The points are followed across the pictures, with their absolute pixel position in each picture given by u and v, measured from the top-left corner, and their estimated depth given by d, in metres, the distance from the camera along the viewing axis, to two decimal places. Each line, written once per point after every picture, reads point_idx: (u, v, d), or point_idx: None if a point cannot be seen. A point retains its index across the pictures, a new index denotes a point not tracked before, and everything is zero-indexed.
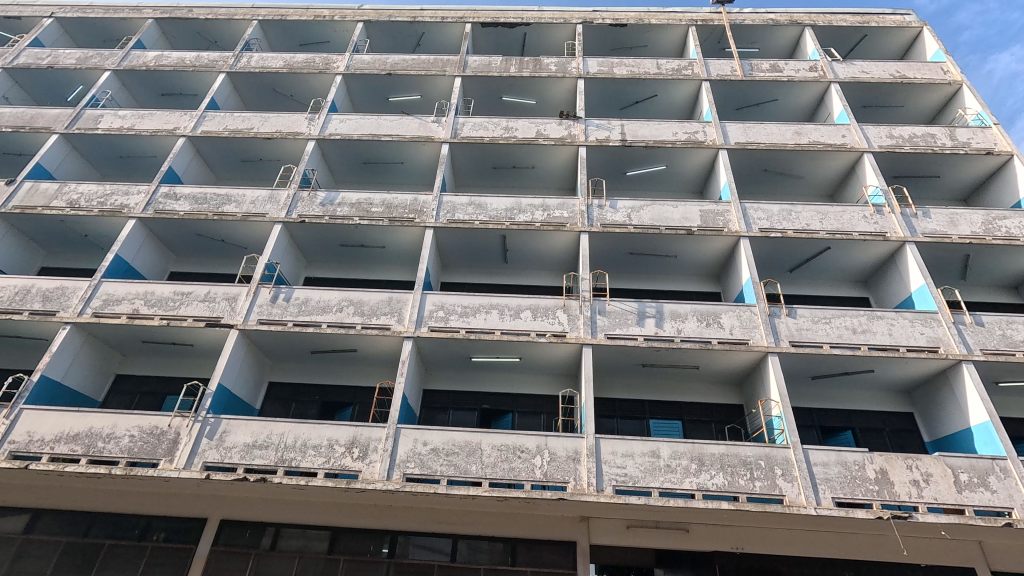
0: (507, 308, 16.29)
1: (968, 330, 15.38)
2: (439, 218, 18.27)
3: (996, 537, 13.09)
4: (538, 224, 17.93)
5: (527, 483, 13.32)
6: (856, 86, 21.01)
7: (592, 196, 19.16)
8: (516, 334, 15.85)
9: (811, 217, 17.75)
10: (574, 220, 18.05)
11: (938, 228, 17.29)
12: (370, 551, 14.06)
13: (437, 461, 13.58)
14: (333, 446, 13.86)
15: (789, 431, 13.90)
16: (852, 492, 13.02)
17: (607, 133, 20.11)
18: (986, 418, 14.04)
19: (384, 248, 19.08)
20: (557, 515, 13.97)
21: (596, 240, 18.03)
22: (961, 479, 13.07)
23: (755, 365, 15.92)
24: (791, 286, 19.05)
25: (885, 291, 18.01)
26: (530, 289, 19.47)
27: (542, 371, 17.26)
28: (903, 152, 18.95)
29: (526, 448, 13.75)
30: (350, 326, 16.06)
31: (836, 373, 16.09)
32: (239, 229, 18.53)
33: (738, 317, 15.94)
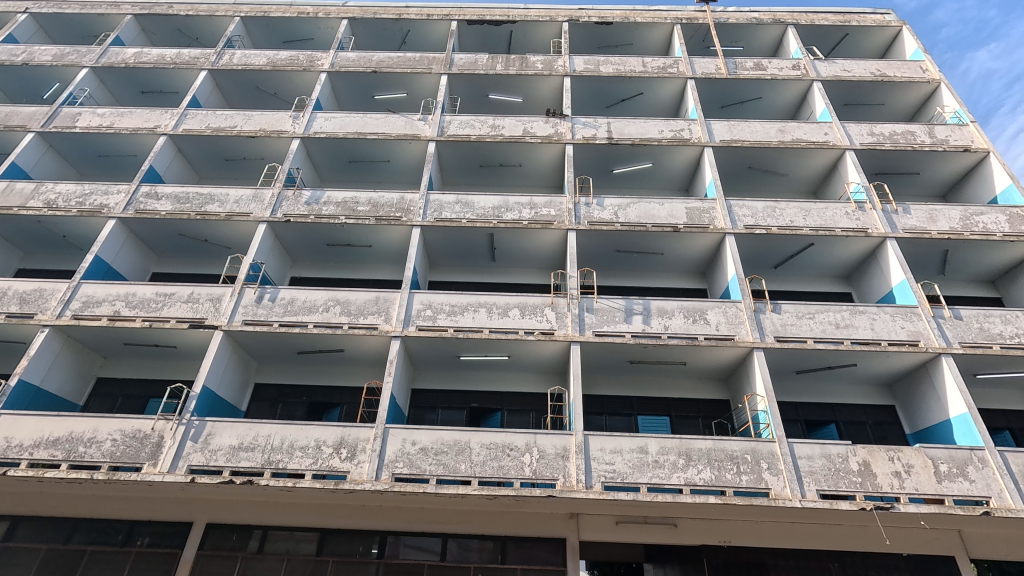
0: (318, 297, 11.14)
1: (903, 215, 11.86)
2: (282, 203, 12.54)
3: (998, 524, 8.82)
4: (369, 218, 12.27)
5: (312, 474, 9.10)
6: (816, 31, 15.95)
7: (492, 152, 13.89)
8: (330, 327, 10.84)
9: (761, 153, 13.28)
10: (413, 209, 12.46)
11: (924, 143, 13.06)
12: (234, 542, 9.55)
13: (221, 458, 9.23)
14: (118, 439, 9.39)
15: (772, 424, 9.35)
16: (837, 484, 8.71)
17: (474, 56, 15.37)
18: (971, 406, 9.36)
19: (232, 248, 13.18)
20: (456, 508, 9.39)
21: (444, 232, 12.34)
22: (939, 469, 8.79)
23: (739, 364, 10.84)
24: (777, 279, 12.83)
25: (864, 283, 12.28)
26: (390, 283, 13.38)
27: (369, 362, 11.87)
28: (890, 75, 14.45)
29: (326, 446, 9.28)
30: (156, 320, 10.85)
31: (818, 369, 10.94)
32: (124, 144, 14.07)
33: (723, 311, 10.72)
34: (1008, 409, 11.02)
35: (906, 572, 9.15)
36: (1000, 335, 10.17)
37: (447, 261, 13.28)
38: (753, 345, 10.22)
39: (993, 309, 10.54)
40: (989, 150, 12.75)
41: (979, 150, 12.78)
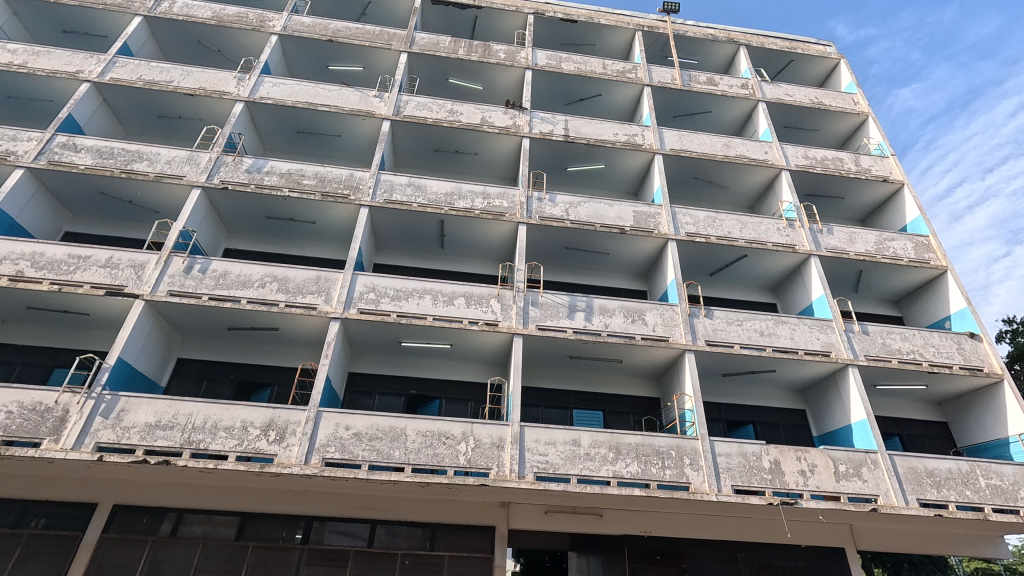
0: (254, 271, 10.60)
1: (826, 235, 12.82)
2: (220, 168, 11.79)
3: (882, 521, 9.78)
4: (314, 192, 11.77)
5: (235, 455, 8.66)
6: (765, 54, 16.81)
7: (448, 137, 13.65)
8: (265, 303, 10.33)
9: (707, 164, 13.87)
10: (362, 187, 12.07)
11: (850, 170, 14.12)
12: (144, 525, 8.98)
13: (133, 436, 8.60)
14: (14, 411, 8.53)
15: (697, 422, 9.87)
16: (749, 480, 9.36)
17: (437, 37, 15.03)
18: (869, 414, 10.30)
19: (160, 212, 12.24)
20: (388, 494, 9.27)
21: (392, 214, 12.04)
22: (839, 469, 9.61)
23: (672, 364, 11.35)
24: (712, 287, 13.53)
25: (787, 295, 13.19)
26: (333, 261, 12.94)
27: (305, 342, 11.44)
28: (825, 103, 15.50)
29: (254, 428, 8.88)
30: (67, 283, 9.93)
31: (742, 373, 11.67)
32: (39, 87, 12.69)
33: (660, 314, 11.18)
34: (899, 417, 12.22)
35: (803, 561, 9.98)
36: (898, 350, 11.23)
37: (394, 244, 12.99)
38: (685, 346, 10.73)
39: (894, 327, 11.62)
40: (903, 182, 14.00)
41: (895, 181, 14.00)
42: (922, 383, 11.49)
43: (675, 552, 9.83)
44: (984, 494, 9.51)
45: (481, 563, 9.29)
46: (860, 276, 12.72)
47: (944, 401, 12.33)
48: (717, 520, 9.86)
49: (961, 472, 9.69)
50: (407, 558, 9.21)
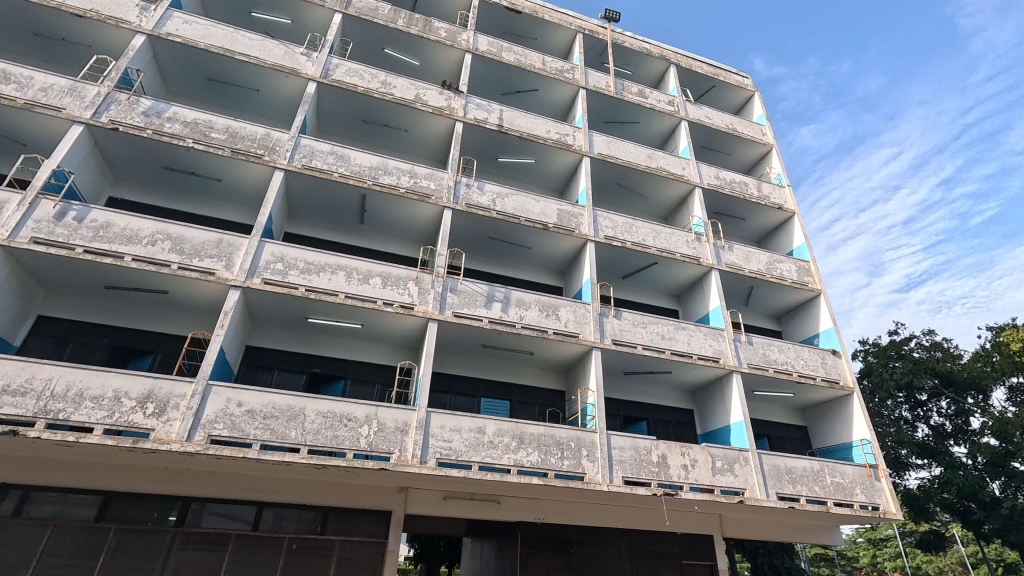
0: (143, 226, 9.50)
1: (727, 252, 13.96)
2: (110, 106, 10.39)
3: (746, 512, 10.90)
4: (222, 148, 10.77)
5: (103, 429, 7.74)
6: (691, 76, 17.87)
7: (379, 109, 13.08)
8: (153, 263, 9.31)
9: (630, 173, 14.52)
10: (278, 149, 11.25)
11: (752, 195, 15.45)
12: None
13: None
14: None
15: (597, 416, 10.36)
16: (638, 472, 10.00)
17: (375, 2, 14.29)
18: (746, 416, 11.40)
19: (28, 146, 10.56)
20: (280, 476, 8.80)
21: (309, 182, 11.32)
22: (716, 464, 10.55)
23: (579, 360, 11.80)
24: (623, 290, 14.25)
25: (688, 303, 14.23)
26: (238, 225, 11.96)
27: (197, 309, 10.47)
28: (738, 130, 16.82)
29: (128, 399, 8.00)
30: None
31: (641, 372, 12.42)
32: None
33: (573, 311, 11.57)
34: (769, 420, 13.67)
35: (677, 547, 10.87)
36: (775, 360, 12.52)
37: (309, 214, 12.26)
38: (593, 344, 11.18)
39: (774, 339, 12.93)
40: (794, 212, 15.58)
41: (788, 210, 15.55)
42: (791, 391, 12.92)
43: (565, 538, 10.31)
44: (829, 489, 10.87)
45: (373, 548, 9.13)
46: (751, 293, 14.01)
47: (807, 408, 13.97)
48: (606, 508, 10.45)
49: (813, 470, 11.00)
50: (295, 543, 8.82)
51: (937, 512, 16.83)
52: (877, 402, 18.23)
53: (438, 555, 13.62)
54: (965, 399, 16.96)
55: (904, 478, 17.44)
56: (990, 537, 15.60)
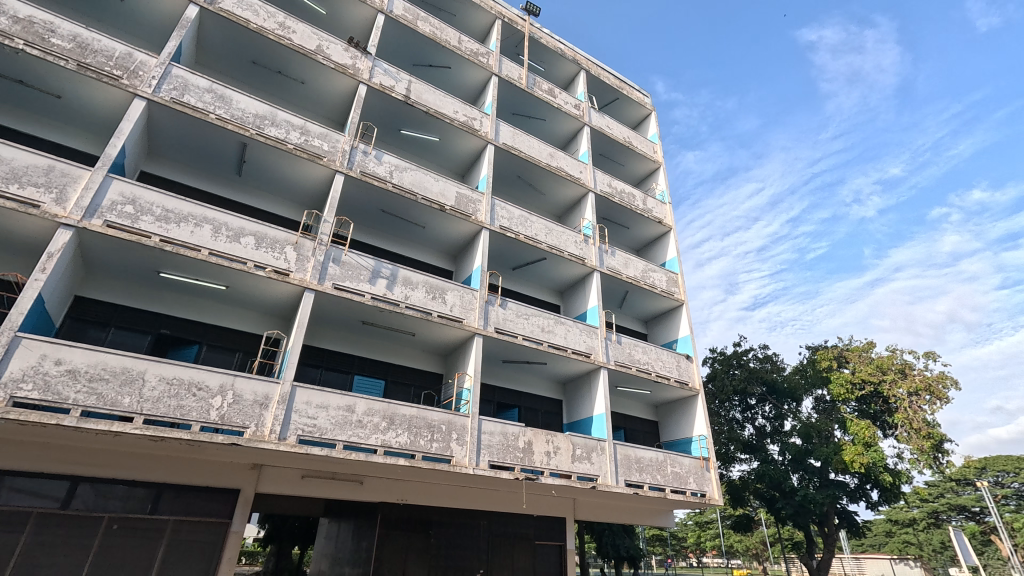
0: None
1: (609, 256, 14.90)
2: None
3: (597, 496, 11.82)
4: (66, 59, 9.01)
5: None
6: (598, 85, 18.68)
7: (272, 52, 11.89)
8: None
9: (531, 168, 14.81)
10: (141, 74, 9.70)
11: (638, 206, 16.61)
12: None
13: None
14: None
15: (471, 401, 10.50)
16: (503, 457, 10.30)
17: None
18: (608, 409, 12.32)
19: None
20: (105, 448, 7.70)
21: (178, 119, 9.94)
22: (576, 452, 11.24)
23: (461, 344, 11.85)
24: (511, 281, 14.59)
25: (569, 300, 14.99)
26: (79, 154, 10.15)
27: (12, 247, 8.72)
28: (633, 144, 17.95)
29: None
30: None
31: (518, 362, 12.85)
32: None
33: (460, 296, 11.55)
34: (627, 414, 14.95)
35: (532, 529, 11.45)
36: (638, 360, 13.65)
37: (174, 155, 10.80)
38: (476, 330, 11.27)
39: (640, 341, 14.10)
40: (671, 227, 17.07)
41: (666, 225, 17.00)
42: (648, 389, 14.22)
43: (426, 520, 10.33)
44: (668, 477, 12.17)
45: (213, 529, 8.39)
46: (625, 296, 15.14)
47: (659, 405, 15.49)
48: (470, 492, 10.63)
49: (657, 460, 12.22)
50: (116, 523, 7.79)
51: (750, 500, 19.74)
52: (716, 404, 20.79)
53: (287, 536, 13.20)
54: (782, 405, 20.01)
55: (729, 470, 20.17)
56: (785, 520, 18.68)
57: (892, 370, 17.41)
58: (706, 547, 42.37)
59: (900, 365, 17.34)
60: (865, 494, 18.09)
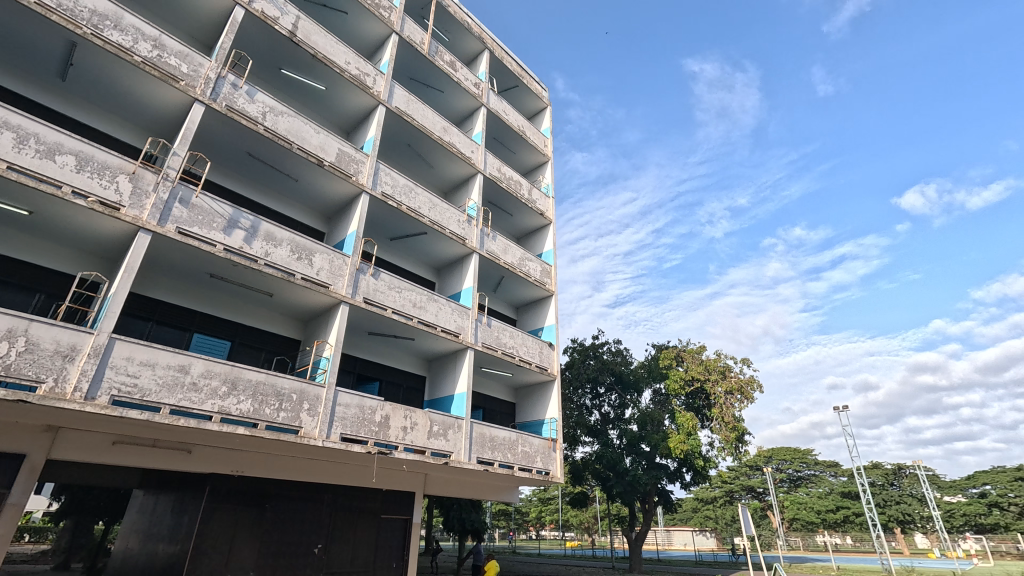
0: None
1: (489, 240, 15.02)
2: None
3: (448, 472, 11.99)
4: None
5: None
6: (500, 69, 18.65)
7: None
8: None
9: (422, 139, 14.24)
10: None
11: (524, 195, 16.99)
12: None
13: None
14: None
15: (328, 370, 9.81)
16: (358, 430, 9.78)
17: None
18: (469, 388, 12.49)
19: None
20: None
21: None
22: (433, 428, 11.14)
23: (325, 311, 11.09)
24: (387, 252, 14.14)
25: (445, 279, 14.95)
26: None
27: None
28: (527, 134, 18.27)
29: None
30: None
31: (384, 335, 12.50)
32: None
33: (328, 260, 10.71)
34: (487, 394, 15.42)
35: (378, 503, 11.23)
36: (505, 344, 14.01)
37: None
38: (342, 298, 10.57)
39: (509, 326, 14.48)
40: (551, 221, 17.83)
41: (547, 218, 17.70)
42: (510, 371, 14.73)
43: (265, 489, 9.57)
44: (518, 456, 12.78)
45: None
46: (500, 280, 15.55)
47: (519, 388, 16.21)
48: (316, 466, 10.03)
49: (510, 440, 12.75)
50: None
51: (588, 479, 21.76)
52: (570, 390, 22.36)
53: (90, 509, 11.72)
54: (626, 395, 22.10)
55: (574, 452, 21.93)
56: (614, 497, 20.75)
57: (715, 371, 20.42)
58: (545, 520, 47.33)
59: (722, 367, 20.42)
60: (680, 476, 20.83)
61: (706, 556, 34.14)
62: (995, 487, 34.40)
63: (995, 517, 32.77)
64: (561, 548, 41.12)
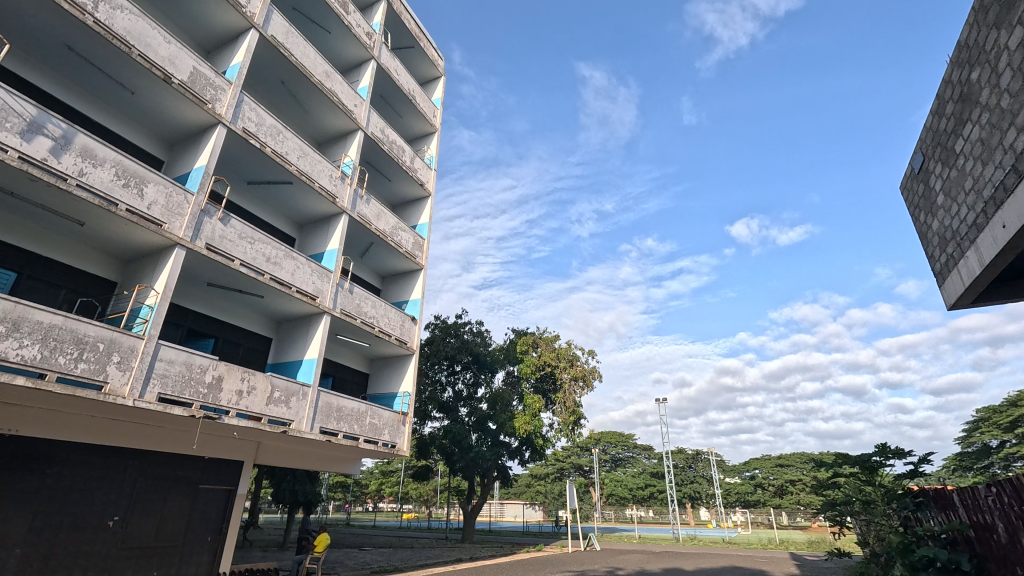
0: None
1: (362, 203, 14.12)
2: None
3: (285, 441, 11.14)
4: None
5: None
6: (397, 24, 17.52)
7: None
8: None
9: (298, 79, 12.77)
10: None
11: (405, 162, 16.32)
12: None
13: None
14: None
15: (150, 321, 8.27)
16: (181, 391, 8.50)
17: None
18: (320, 355, 11.64)
19: None
20: None
21: None
22: (274, 394, 10.17)
23: (154, 253, 9.19)
24: (241, 196, 12.45)
25: (307, 236, 13.69)
26: None
27: None
28: (416, 100, 17.51)
29: None
30: None
31: (227, 289, 10.98)
32: None
33: (165, 194, 8.85)
34: (337, 362, 14.64)
35: (198, 473, 9.95)
36: (365, 313, 13.33)
37: None
38: (180, 242, 8.87)
39: (372, 295, 13.81)
40: (430, 194, 17.47)
41: (426, 190, 17.30)
42: (367, 342, 14.12)
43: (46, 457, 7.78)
44: (364, 428, 12.37)
45: None
46: (369, 246, 14.84)
47: (373, 359, 15.67)
48: (122, 428, 8.59)
49: (358, 411, 12.27)
50: None
51: (433, 453, 22.08)
52: (427, 365, 22.32)
53: None
54: (480, 375, 22.61)
55: (422, 427, 22.06)
56: (457, 471, 21.50)
57: (564, 359, 22.29)
58: (383, 493, 46.93)
59: (571, 356, 22.31)
60: (519, 454, 22.18)
61: (531, 527, 36.92)
62: (761, 470, 43.04)
63: (759, 494, 40.30)
64: (396, 521, 41.21)
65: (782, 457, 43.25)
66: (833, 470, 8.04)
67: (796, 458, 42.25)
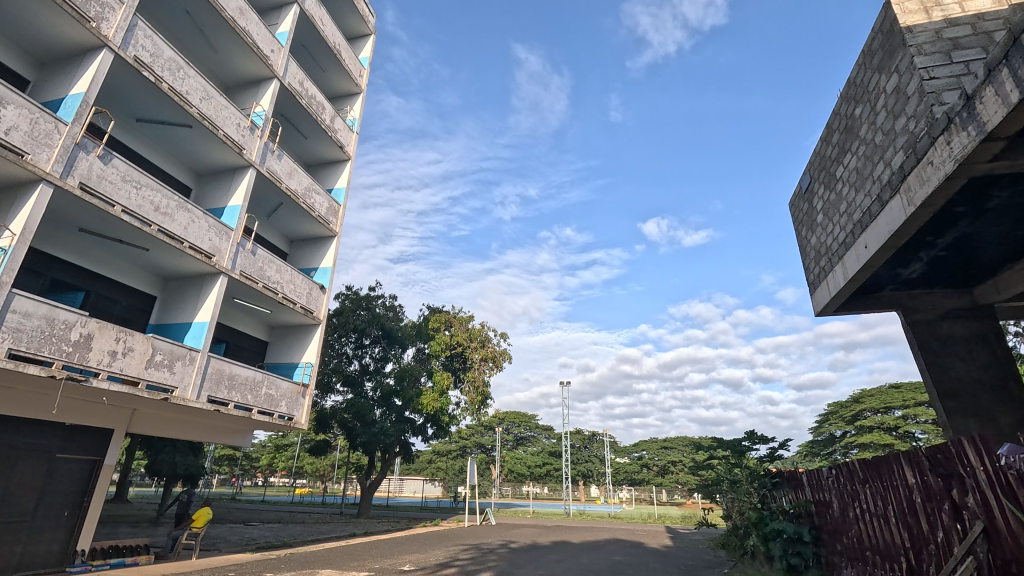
0: None
1: (274, 158, 13.06)
2: None
3: (166, 409, 10.20)
4: None
5: None
6: None
7: None
8: None
9: (206, 10, 11.39)
10: None
11: (325, 121, 15.31)
12: None
13: None
14: None
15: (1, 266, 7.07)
16: (39, 348, 7.40)
17: None
18: (213, 318, 10.70)
19: None
20: None
21: None
22: (155, 358, 9.20)
23: (10, 188, 7.84)
24: (127, 134, 10.95)
25: (206, 187, 12.42)
26: None
27: None
28: (341, 55, 16.41)
29: None
30: None
31: (104, 237, 9.70)
32: None
33: (28, 118, 7.56)
34: (232, 327, 13.58)
35: (58, 441, 8.83)
36: (268, 277, 12.43)
37: None
38: (45, 176, 7.64)
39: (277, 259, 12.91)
40: (350, 157, 16.57)
41: (346, 153, 16.39)
42: (269, 308, 13.24)
43: None
44: (259, 399, 11.65)
45: None
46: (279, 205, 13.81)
47: (274, 327, 14.74)
48: None
49: (253, 380, 11.52)
50: None
51: (334, 427, 21.38)
52: (333, 337, 21.44)
53: None
54: (390, 350, 22.23)
55: (324, 400, 21.29)
56: (356, 446, 20.92)
57: (476, 340, 22.28)
58: (277, 467, 44.96)
59: (483, 337, 22.37)
60: (423, 431, 22.06)
61: (430, 502, 37.29)
62: (648, 452, 46.77)
63: (644, 474, 43.85)
64: (289, 495, 39.77)
65: (668, 440, 47.22)
66: (710, 453, 8.89)
67: (679, 441, 46.24)
